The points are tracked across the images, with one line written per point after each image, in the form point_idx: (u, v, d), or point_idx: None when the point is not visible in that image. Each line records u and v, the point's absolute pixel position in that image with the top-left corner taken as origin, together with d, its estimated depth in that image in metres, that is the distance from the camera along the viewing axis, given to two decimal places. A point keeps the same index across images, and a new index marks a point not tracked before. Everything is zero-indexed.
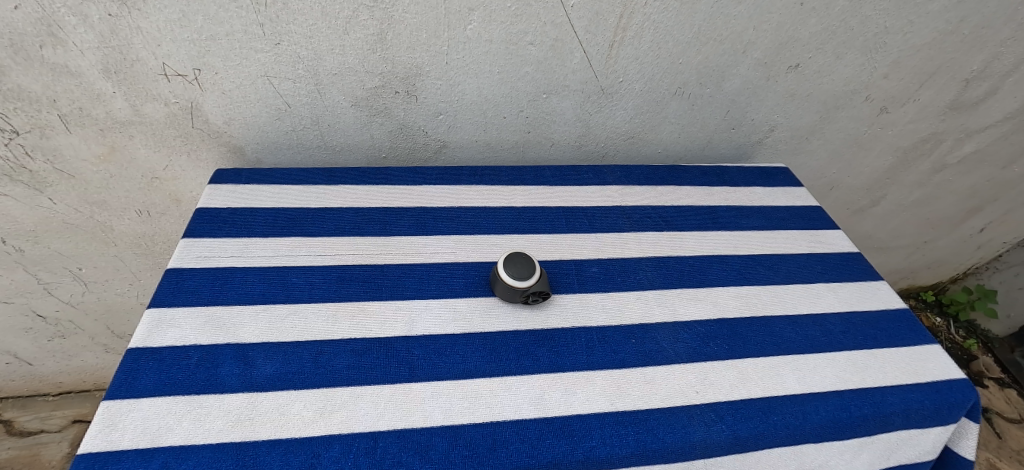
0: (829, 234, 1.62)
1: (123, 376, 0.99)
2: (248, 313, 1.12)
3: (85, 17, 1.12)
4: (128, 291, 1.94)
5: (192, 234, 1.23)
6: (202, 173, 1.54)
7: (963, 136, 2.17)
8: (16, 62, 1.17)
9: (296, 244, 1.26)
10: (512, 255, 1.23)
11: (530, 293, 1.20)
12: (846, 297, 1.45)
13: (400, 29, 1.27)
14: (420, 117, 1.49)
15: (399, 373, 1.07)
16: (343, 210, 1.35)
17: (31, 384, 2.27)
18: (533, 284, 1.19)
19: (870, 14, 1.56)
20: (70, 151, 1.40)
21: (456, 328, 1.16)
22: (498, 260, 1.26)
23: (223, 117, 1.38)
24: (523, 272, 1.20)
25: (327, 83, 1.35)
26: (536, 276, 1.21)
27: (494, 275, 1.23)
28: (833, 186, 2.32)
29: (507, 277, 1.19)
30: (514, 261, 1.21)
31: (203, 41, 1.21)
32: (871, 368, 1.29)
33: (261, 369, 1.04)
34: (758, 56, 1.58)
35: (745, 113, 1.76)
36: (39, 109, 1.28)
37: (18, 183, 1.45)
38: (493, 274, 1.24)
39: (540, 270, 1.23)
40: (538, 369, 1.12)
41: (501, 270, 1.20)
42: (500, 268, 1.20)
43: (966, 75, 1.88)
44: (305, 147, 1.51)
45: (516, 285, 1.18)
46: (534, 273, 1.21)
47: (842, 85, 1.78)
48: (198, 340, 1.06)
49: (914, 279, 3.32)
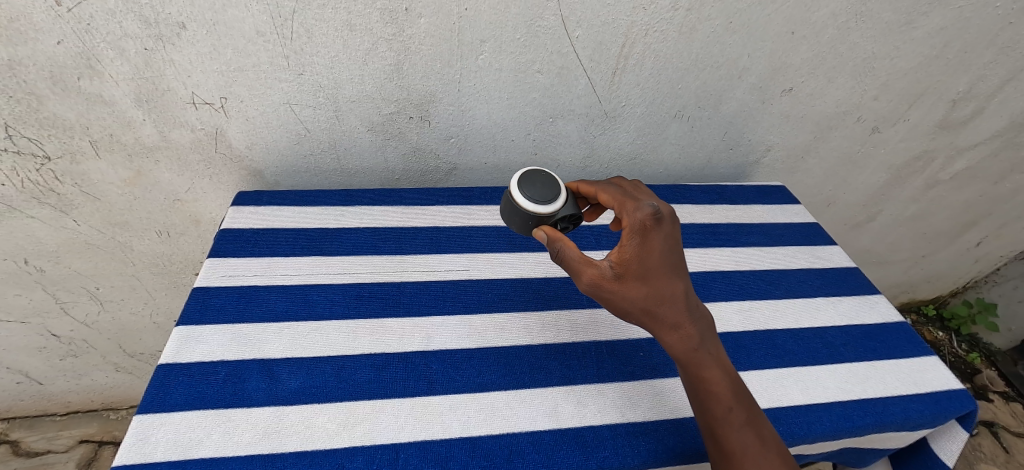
0: (826, 250, 1.68)
1: (155, 391, 1.04)
2: (272, 330, 1.17)
3: (122, 50, 1.20)
4: (142, 310, 1.98)
5: (217, 254, 1.29)
6: (222, 195, 1.61)
7: (953, 154, 2.25)
8: (53, 92, 1.24)
9: (317, 262, 1.32)
10: (515, 180, 1.14)
11: (561, 217, 1.14)
12: (846, 311, 1.51)
13: (415, 60, 1.35)
14: (433, 140, 1.56)
15: (418, 386, 1.11)
16: (361, 229, 1.41)
17: (39, 404, 2.29)
18: (559, 207, 1.12)
19: (858, 41, 1.65)
20: (98, 175, 1.46)
21: (472, 342, 1.21)
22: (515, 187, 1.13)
23: (246, 142, 1.45)
24: (543, 192, 1.13)
25: (345, 109, 1.42)
26: (555, 194, 1.13)
27: (508, 207, 1.15)
28: (830, 203, 2.39)
29: (525, 205, 1.11)
30: (521, 183, 1.13)
31: (230, 73, 1.28)
32: (872, 379, 1.34)
33: (286, 383, 1.08)
34: (754, 81, 1.66)
35: (742, 133, 1.84)
36: (71, 135, 1.35)
37: (45, 206, 1.51)
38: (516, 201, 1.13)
39: (554, 180, 1.15)
40: (551, 382, 1.16)
41: (528, 194, 1.11)
42: (511, 198, 1.12)
43: (952, 96, 1.96)
44: (322, 169, 1.58)
45: (541, 212, 1.11)
46: (549, 190, 1.13)
47: (834, 107, 1.86)
48: (225, 356, 1.11)
49: (914, 293, 3.38)
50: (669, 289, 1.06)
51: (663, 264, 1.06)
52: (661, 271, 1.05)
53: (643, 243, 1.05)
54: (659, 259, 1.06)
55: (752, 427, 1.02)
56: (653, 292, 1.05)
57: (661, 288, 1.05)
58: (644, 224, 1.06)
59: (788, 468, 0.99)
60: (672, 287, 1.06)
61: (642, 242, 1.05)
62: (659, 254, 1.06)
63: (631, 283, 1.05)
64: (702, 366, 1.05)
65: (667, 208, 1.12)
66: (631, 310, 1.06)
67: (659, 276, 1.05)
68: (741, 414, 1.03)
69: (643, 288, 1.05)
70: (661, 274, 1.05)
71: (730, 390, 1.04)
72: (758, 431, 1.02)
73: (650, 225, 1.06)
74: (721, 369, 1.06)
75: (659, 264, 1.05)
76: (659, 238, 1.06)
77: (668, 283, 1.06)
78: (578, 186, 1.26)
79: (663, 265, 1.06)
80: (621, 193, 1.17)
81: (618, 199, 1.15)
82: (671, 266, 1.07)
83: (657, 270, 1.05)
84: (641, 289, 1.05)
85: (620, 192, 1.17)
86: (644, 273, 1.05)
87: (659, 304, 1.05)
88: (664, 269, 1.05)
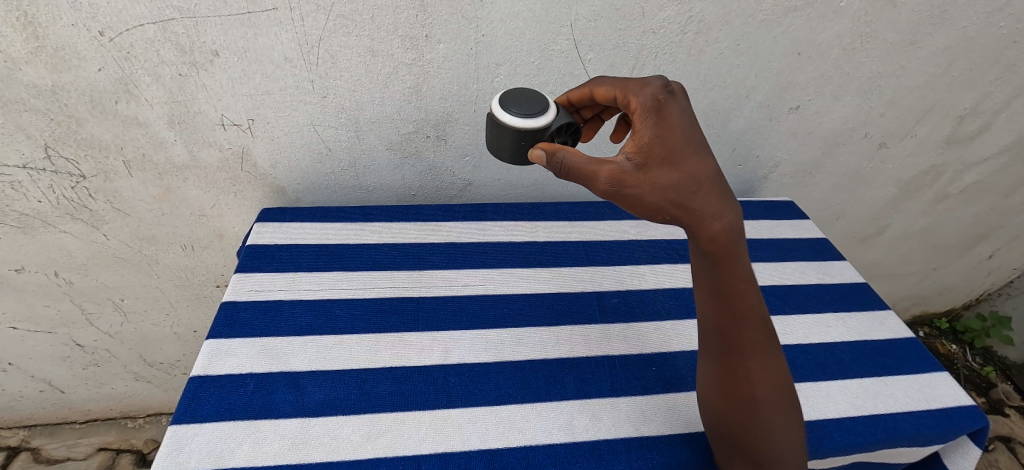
0: (836, 266, 1.70)
1: (187, 402, 1.08)
2: (298, 343, 1.21)
3: (158, 76, 1.27)
4: (164, 321, 2.04)
5: (243, 270, 1.34)
6: (246, 211, 1.66)
7: (961, 168, 2.27)
8: (92, 115, 1.31)
9: (338, 277, 1.37)
10: (499, 104, 1.07)
11: (556, 128, 1.07)
12: (855, 327, 1.53)
13: (434, 82, 1.41)
14: (449, 158, 1.62)
15: (437, 399, 1.15)
16: (380, 245, 1.47)
17: (61, 412, 2.35)
18: (552, 118, 1.05)
19: (864, 60, 1.68)
20: (129, 192, 1.53)
21: (489, 356, 1.25)
22: (500, 113, 1.05)
23: (270, 161, 1.51)
24: (531, 107, 1.06)
25: (365, 129, 1.48)
26: (543, 107, 1.06)
27: (497, 132, 1.07)
28: (839, 216, 2.41)
29: (515, 123, 1.03)
30: (507, 105, 1.06)
31: (258, 96, 1.35)
32: (883, 395, 1.35)
33: (311, 396, 1.12)
34: (761, 99, 1.70)
35: (751, 150, 1.87)
36: (106, 155, 1.41)
37: (77, 221, 1.57)
38: (505, 126, 1.05)
39: (538, 95, 1.09)
40: (566, 396, 1.19)
41: (517, 113, 1.04)
42: (500, 121, 1.04)
43: (959, 112, 1.99)
44: (342, 187, 1.63)
45: (534, 126, 1.03)
46: (536, 104, 1.07)
47: (841, 123, 1.89)
48: (253, 368, 1.15)
49: (926, 306, 3.37)
50: (696, 171, 0.98)
51: (687, 145, 0.99)
52: (686, 151, 0.98)
53: (662, 123, 0.98)
54: (682, 137, 0.99)
55: (762, 323, 1.03)
56: (680, 177, 0.98)
57: (687, 171, 0.98)
58: (660, 102, 1.00)
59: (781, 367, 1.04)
60: (699, 173, 0.98)
61: (661, 121, 0.98)
62: (679, 132, 0.99)
63: (656, 171, 0.98)
64: (730, 263, 1.00)
65: (672, 78, 1.06)
66: (658, 202, 0.98)
67: (684, 161, 0.98)
68: (756, 310, 1.03)
69: (668, 174, 0.98)
70: (686, 158, 0.98)
71: (750, 286, 1.02)
72: (765, 327, 1.03)
73: (663, 100, 1.00)
74: (746, 262, 1.01)
75: (683, 146, 0.98)
76: (678, 117, 0.99)
77: (696, 165, 0.98)
78: (569, 96, 1.22)
79: (686, 143, 0.99)
80: (616, 79, 1.10)
81: (616, 85, 1.09)
82: (695, 144, 0.99)
83: (681, 153, 0.98)
84: (668, 176, 0.98)
85: (614, 80, 1.10)
86: (667, 157, 0.98)
87: (688, 192, 0.98)
88: (688, 150, 0.98)
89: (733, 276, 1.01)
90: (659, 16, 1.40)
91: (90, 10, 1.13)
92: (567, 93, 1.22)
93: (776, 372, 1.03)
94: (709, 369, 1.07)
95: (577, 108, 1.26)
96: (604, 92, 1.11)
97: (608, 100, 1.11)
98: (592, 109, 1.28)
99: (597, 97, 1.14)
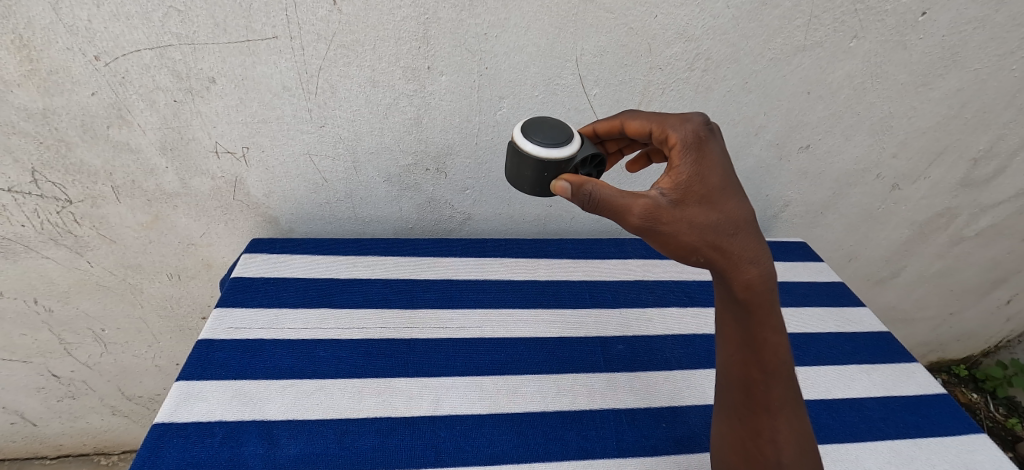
0: (854, 313, 1.62)
1: (148, 453, 0.98)
2: (274, 388, 1.13)
3: (153, 102, 1.23)
4: (145, 353, 1.95)
5: (226, 304, 1.27)
6: (237, 241, 1.60)
7: (977, 211, 2.21)
8: (82, 139, 1.27)
9: (325, 315, 1.30)
10: (520, 131, 1.02)
11: (581, 160, 1.02)
12: (880, 381, 1.43)
13: (435, 114, 1.38)
14: (448, 192, 1.57)
15: (424, 457, 1.05)
16: (372, 281, 1.40)
17: (32, 446, 2.23)
18: (576, 148, 1.00)
19: (874, 101, 1.65)
20: (116, 218, 1.48)
21: (484, 407, 1.15)
22: (520, 139, 1.00)
23: (264, 190, 1.47)
24: (554, 137, 1.01)
25: (363, 160, 1.44)
26: (568, 136, 1.02)
27: (517, 161, 1.02)
28: (852, 258, 2.33)
29: (538, 152, 0.98)
30: (529, 133, 1.01)
31: (254, 124, 1.31)
32: (917, 460, 1.24)
33: (286, 449, 1.03)
34: (771, 138, 1.66)
35: (760, 190, 1.82)
36: (95, 181, 1.37)
37: (61, 247, 1.52)
38: (524, 153, 0.99)
39: (562, 125, 1.05)
40: (567, 455, 1.09)
41: (538, 140, 0.99)
42: (521, 148, 0.99)
43: (973, 155, 1.94)
44: (337, 218, 1.58)
45: (558, 156, 0.98)
46: (560, 133, 1.02)
47: (853, 164, 1.85)
48: (224, 416, 1.06)
49: (943, 352, 3.25)
50: (733, 214, 0.97)
51: (723, 188, 0.98)
52: (723, 192, 0.98)
53: (701, 163, 0.98)
54: (719, 179, 0.98)
55: (791, 385, 0.95)
56: (717, 217, 0.95)
57: (725, 212, 0.96)
58: (698, 141, 1.00)
59: (811, 433, 0.95)
60: (734, 215, 0.97)
61: (700, 160, 0.99)
62: (716, 174, 0.99)
63: (693, 209, 0.95)
64: (763, 314, 0.94)
65: (709, 119, 1.06)
66: (694, 241, 0.94)
67: (720, 203, 0.97)
68: (788, 369, 0.95)
69: (705, 212, 0.96)
70: (723, 200, 0.97)
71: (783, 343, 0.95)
72: (796, 387, 0.96)
73: (703, 138, 1.01)
74: (779, 314, 0.96)
75: (719, 188, 0.98)
76: (716, 159, 1.00)
77: (734, 207, 0.97)
78: (596, 127, 1.18)
79: (724, 184, 0.98)
80: (650, 115, 1.09)
81: (652, 119, 1.07)
82: (732, 187, 0.99)
83: (718, 195, 0.97)
84: (704, 216, 0.95)
85: (649, 115, 1.09)
86: (704, 195, 0.97)
87: (724, 234, 0.95)
88: (725, 193, 0.98)
89: (765, 329, 0.94)
90: (666, 52, 1.38)
91: (86, 35, 1.11)
92: (594, 124, 1.18)
93: (804, 437, 0.94)
94: (729, 427, 0.98)
95: (602, 139, 1.21)
96: (637, 125, 1.09)
97: (641, 134, 1.09)
98: (616, 142, 1.24)
99: (629, 130, 1.12)
